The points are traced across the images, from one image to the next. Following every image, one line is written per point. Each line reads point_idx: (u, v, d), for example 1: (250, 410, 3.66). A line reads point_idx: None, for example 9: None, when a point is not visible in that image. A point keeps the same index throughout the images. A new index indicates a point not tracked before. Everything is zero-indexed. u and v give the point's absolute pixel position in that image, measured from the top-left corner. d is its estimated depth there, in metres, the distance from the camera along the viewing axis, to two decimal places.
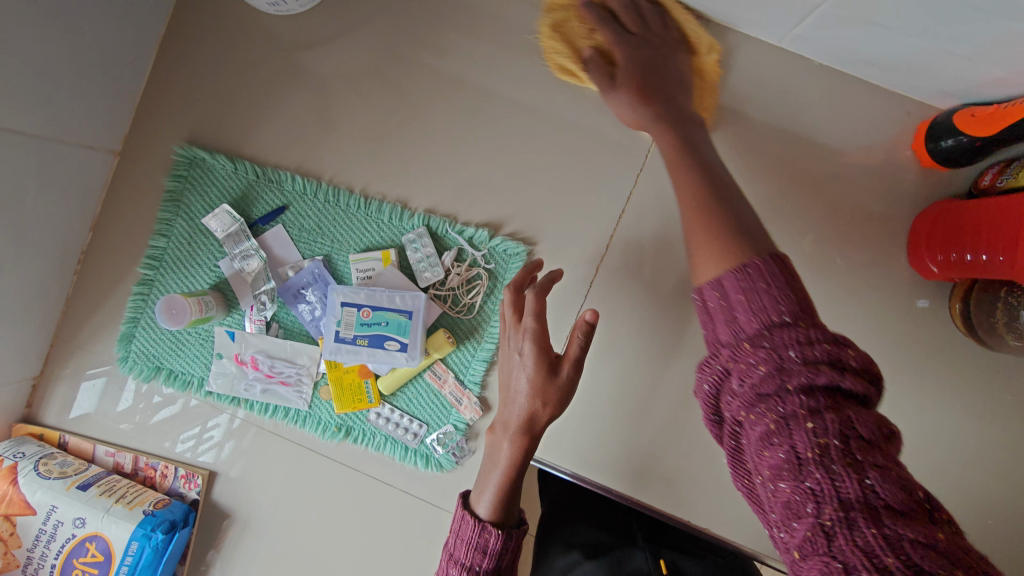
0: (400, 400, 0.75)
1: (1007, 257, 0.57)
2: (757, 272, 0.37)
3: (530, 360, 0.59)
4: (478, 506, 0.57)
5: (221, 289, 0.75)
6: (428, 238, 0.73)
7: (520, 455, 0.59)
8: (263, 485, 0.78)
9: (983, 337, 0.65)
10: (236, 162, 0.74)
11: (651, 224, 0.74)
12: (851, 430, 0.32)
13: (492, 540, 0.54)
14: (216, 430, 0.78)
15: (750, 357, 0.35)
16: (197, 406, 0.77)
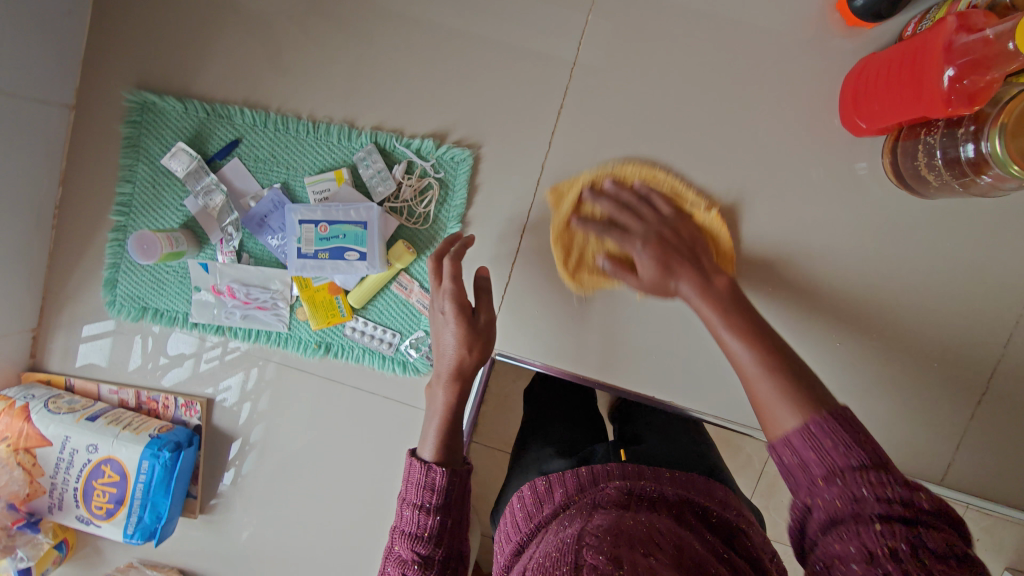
0: (372, 312, 0.80)
1: (912, 91, 0.58)
2: (820, 426, 0.41)
3: (450, 317, 0.68)
4: (424, 451, 0.63)
5: (191, 226, 0.79)
6: (378, 154, 0.76)
7: (453, 399, 0.65)
8: (278, 426, 0.85)
9: (912, 185, 0.68)
10: (185, 101, 0.76)
11: (593, 118, 0.76)
12: (920, 543, 0.35)
13: (438, 478, 0.59)
14: (229, 392, 0.84)
15: (825, 492, 0.39)
16: (207, 372, 0.84)
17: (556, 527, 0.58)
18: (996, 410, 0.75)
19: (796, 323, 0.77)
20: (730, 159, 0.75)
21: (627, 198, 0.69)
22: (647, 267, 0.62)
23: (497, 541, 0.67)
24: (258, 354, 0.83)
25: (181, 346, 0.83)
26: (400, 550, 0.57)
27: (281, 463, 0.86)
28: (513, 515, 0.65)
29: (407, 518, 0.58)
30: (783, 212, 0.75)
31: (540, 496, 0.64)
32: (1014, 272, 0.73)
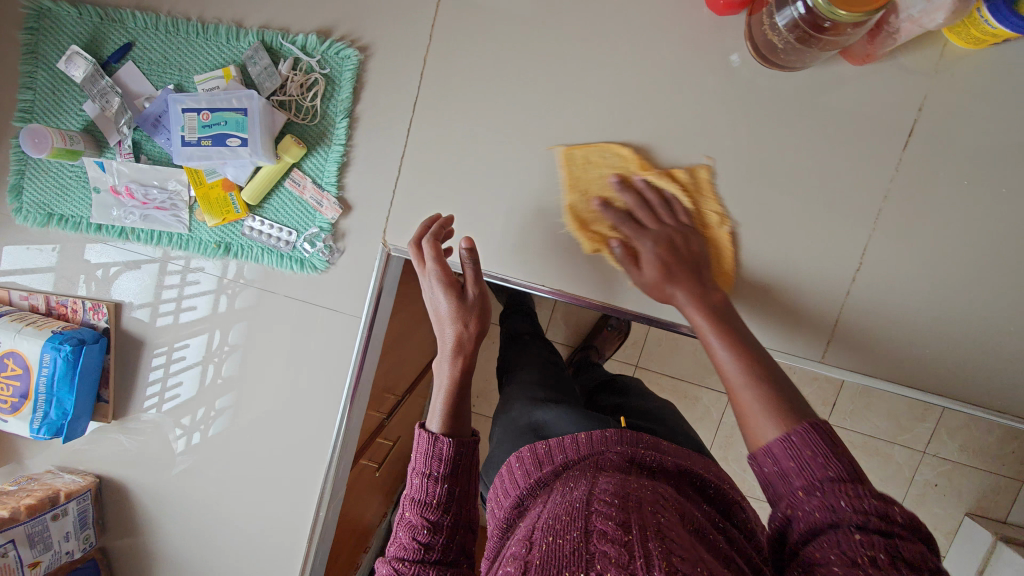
0: (267, 210, 0.82)
1: None
2: (803, 437, 0.47)
3: (439, 290, 0.71)
4: (432, 424, 0.68)
5: (91, 131, 0.82)
6: (264, 52, 0.78)
7: (458, 373, 0.69)
8: (246, 391, 0.89)
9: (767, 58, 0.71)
10: (79, 7, 0.79)
11: (471, 11, 0.78)
12: (897, 551, 0.39)
13: (445, 448, 0.65)
14: (188, 349, 0.88)
15: (807, 503, 0.44)
16: (165, 327, 0.88)
17: (562, 488, 0.59)
18: (868, 285, 0.78)
19: (676, 207, 0.80)
20: (606, 45, 0.77)
21: (653, 204, 0.75)
22: (650, 265, 0.69)
23: (494, 494, 0.71)
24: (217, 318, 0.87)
25: (128, 293, 0.87)
26: (410, 516, 0.63)
27: (249, 422, 0.90)
28: (514, 477, 0.69)
29: (418, 486, 0.64)
30: (657, 98, 0.78)
31: (539, 457, 0.68)
32: (881, 148, 0.75)
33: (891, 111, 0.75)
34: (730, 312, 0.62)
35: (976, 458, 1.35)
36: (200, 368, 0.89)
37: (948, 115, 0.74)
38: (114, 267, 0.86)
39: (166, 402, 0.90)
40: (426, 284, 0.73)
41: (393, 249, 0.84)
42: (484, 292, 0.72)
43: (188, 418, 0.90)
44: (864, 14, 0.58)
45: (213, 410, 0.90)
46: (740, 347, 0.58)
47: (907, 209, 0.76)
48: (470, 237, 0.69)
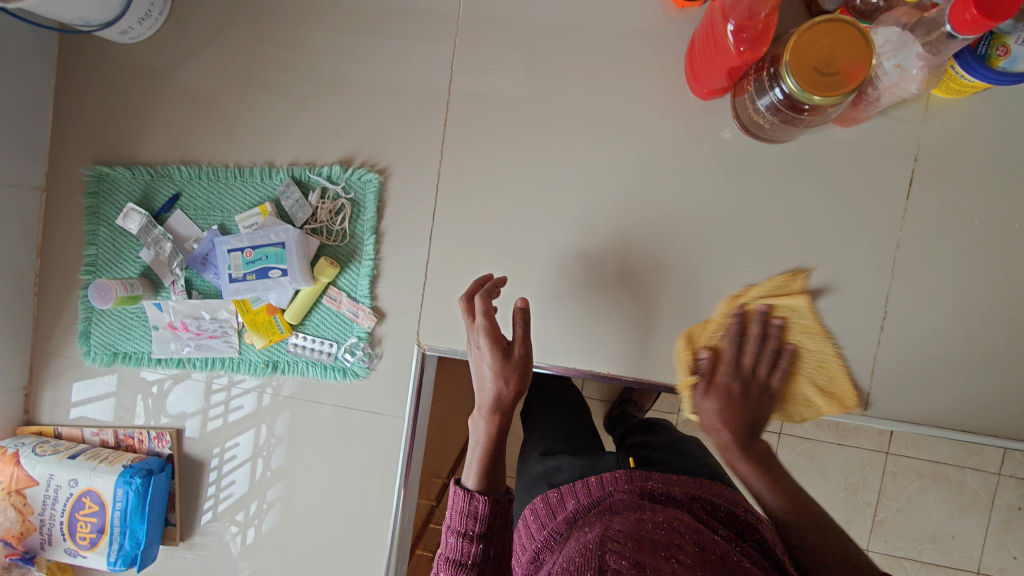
0: (309, 326, 0.88)
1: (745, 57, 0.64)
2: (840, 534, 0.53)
3: (487, 351, 0.71)
4: (467, 480, 0.70)
5: (148, 274, 0.90)
6: (295, 186, 0.86)
7: (495, 431, 0.71)
8: (294, 480, 0.92)
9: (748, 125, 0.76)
10: (133, 168, 0.89)
11: (474, 123, 0.86)
12: None
13: (480, 506, 0.66)
14: (238, 448, 0.92)
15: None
16: (216, 431, 0.92)
17: (577, 532, 0.59)
18: (896, 329, 0.79)
19: (692, 277, 0.83)
20: (602, 138, 0.84)
21: (743, 353, 0.74)
22: (709, 411, 0.71)
23: (517, 551, 0.74)
24: (264, 414, 0.91)
25: (183, 405, 0.92)
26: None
27: (298, 519, 0.92)
28: (530, 528, 0.71)
29: (453, 546, 0.65)
30: (659, 178, 0.83)
31: (552, 507, 0.70)
32: (883, 198, 0.78)
33: (886, 163, 0.78)
34: (770, 456, 0.66)
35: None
36: (249, 464, 0.92)
37: (943, 160, 0.76)
38: (166, 382, 0.92)
39: (221, 502, 0.93)
40: (474, 341, 0.74)
41: (426, 349, 0.88)
42: (529, 352, 0.72)
43: (242, 514, 0.93)
44: (838, 96, 0.61)
45: (265, 502, 0.92)
46: (788, 501, 0.61)
47: (921, 253, 0.78)
48: (525, 297, 0.72)
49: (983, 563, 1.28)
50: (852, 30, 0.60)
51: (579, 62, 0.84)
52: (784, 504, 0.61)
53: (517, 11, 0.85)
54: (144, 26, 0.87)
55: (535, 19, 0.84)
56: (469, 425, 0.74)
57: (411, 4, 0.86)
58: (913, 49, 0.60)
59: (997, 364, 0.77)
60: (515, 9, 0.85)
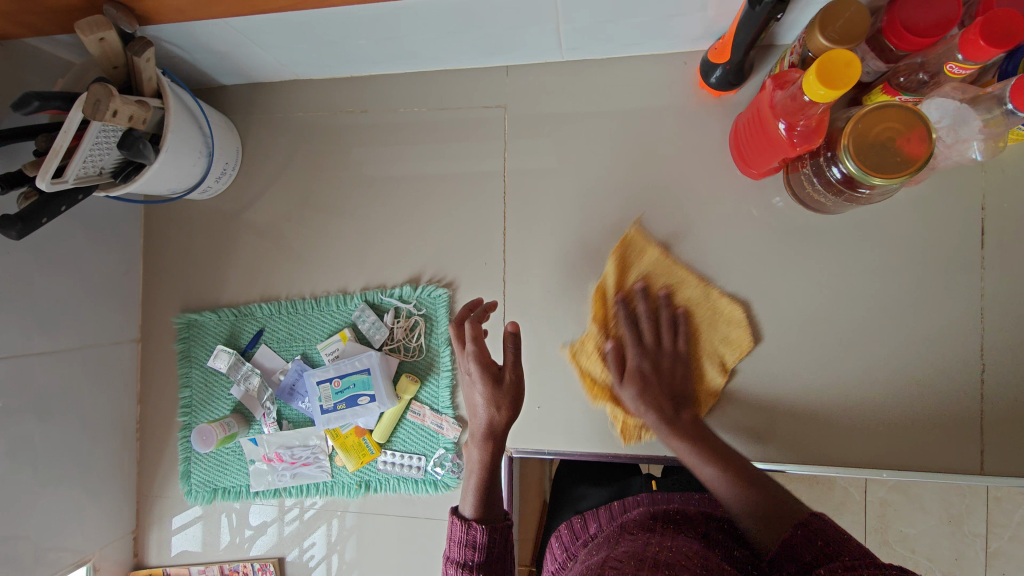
0: (396, 443, 0.90)
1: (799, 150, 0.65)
2: (807, 527, 0.51)
3: (477, 378, 0.70)
4: (465, 508, 0.71)
5: (239, 409, 0.95)
6: (370, 309, 0.91)
7: (489, 459, 0.71)
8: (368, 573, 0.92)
9: (797, 191, 0.77)
10: (218, 311, 0.95)
11: (532, 227, 0.90)
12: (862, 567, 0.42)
13: (478, 535, 0.67)
14: (314, 547, 0.94)
15: (817, 552, 0.46)
16: (291, 534, 0.94)
17: (590, 552, 0.65)
18: (999, 380, 0.76)
19: (772, 350, 0.82)
20: (659, 226, 0.86)
21: (645, 330, 0.82)
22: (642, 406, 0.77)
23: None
24: (333, 507, 0.93)
25: (263, 515, 0.95)
26: None
27: None
28: (556, 551, 0.82)
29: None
30: (722, 257, 0.84)
31: (575, 532, 0.80)
32: (956, 250, 0.77)
33: (952, 214, 0.77)
34: (698, 429, 0.73)
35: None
36: (325, 563, 0.93)
37: (1012, 205, 0.76)
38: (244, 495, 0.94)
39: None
40: (464, 368, 0.72)
41: (513, 452, 0.89)
42: (520, 377, 0.71)
43: None
44: (896, 179, 0.62)
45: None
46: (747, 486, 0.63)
47: (1008, 298, 0.76)
48: (516, 321, 0.68)
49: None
50: (913, 118, 0.60)
51: (625, 158, 0.87)
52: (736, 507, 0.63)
53: (560, 119, 0.89)
54: (221, 183, 0.95)
55: (578, 123, 0.89)
56: (464, 453, 0.75)
57: (458, 127, 0.92)
58: (971, 123, 0.62)
59: None
60: (558, 118, 0.89)
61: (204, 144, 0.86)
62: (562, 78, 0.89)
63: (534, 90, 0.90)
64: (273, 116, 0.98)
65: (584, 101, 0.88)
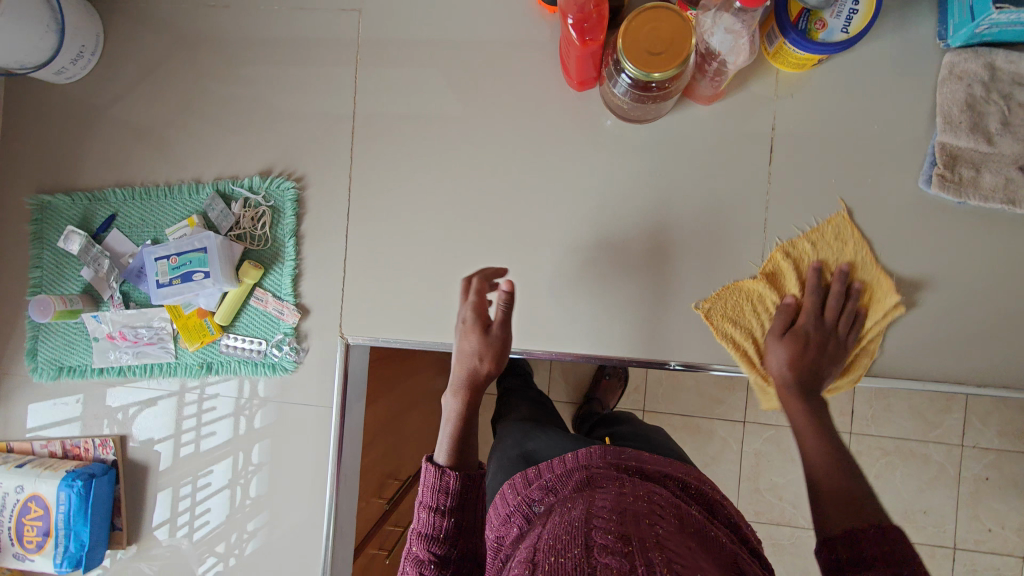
0: (238, 327, 0.94)
1: (587, 43, 0.71)
2: (883, 529, 0.52)
3: (470, 328, 0.78)
4: (438, 455, 0.77)
5: (88, 290, 0.97)
6: (219, 198, 0.94)
7: (464, 409, 0.78)
8: (274, 508, 0.96)
9: (606, 100, 0.83)
10: (72, 194, 0.97)
11: (381, 130, 0.95)
12: None
13: (451, 482, 0.73)
14: (212, 475, 0.97)
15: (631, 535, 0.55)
16: (187, 457, 0.97)
17: (559, 509, 0.64)
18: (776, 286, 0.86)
19: (587, 252, 0.90)
20: (496, 136, 0.92)
21: (828, 313, 0.82)
22: (778, 356, 0.81)
23: (488, 515, 0.79)
24: (239, 443, 0.96)
25: (116, 397, 0.97)
26: (418, 550, 0.71)
27: (281, 538, 0.96)
28: (503, 501, 0.74)
29: (425, 520, 0.72)
30: (551, 167, 0.91)
31: (527, 475, 0.78)
32: (750, 168, 0.86)
33: (746, 135, 0.86)
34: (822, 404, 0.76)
35: (1018, 442, 1.31)
36: (228, 491, 0.96)
37: (797, 130, 0.85)
38: (131, 408, 0.97)
39: (197, 530, 0.97)
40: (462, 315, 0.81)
41: (350, 340, 0.94)
42: (505, 335, 0.78)
43: (223, 544, 0.97)
44: (672, 70, 0.68)
45: (246, 532, 0.96)
46: (824, 440, 0.67)
47: (788, 214, 0.86)
48: (512, 281, 0.76)
49: (958, 536, 1.33)
50: (673, 16, 0.68)
51: (470, 69, 0.93)
52: (830, 492, 0.59)
53: (412, 27, 0.94)
54: (78, 66, 0.96)
55: (429, 33, 0.94)
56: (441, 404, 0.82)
57: (319, 30, 0.96)
58: (727, 23, 0.68)
59: (871, 314, 0.85)
60: (410, 26, 0.94)
61: (52, 18, 0.87)
62: None
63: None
64: (137, 6, 0.99)
65: (435, 11, 0.93)
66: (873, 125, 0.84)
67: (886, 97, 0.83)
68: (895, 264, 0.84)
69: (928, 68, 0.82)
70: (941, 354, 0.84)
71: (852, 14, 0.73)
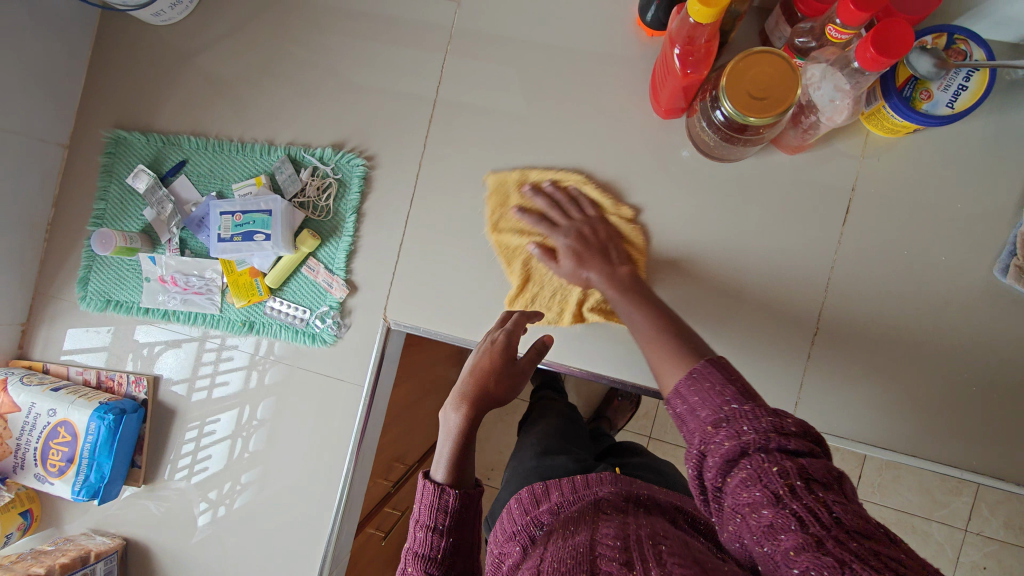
0: (286, 292, 0.95)
1: (688, 75, 0.71)
2: (703, 373, 0.51)
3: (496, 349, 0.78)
4: (437, 473, 0.71)
5: (147, 231, 0.98)
6: (289, 163, 0.95)
7: (466, 425, 0.72)
8: (270, 466, 0.97)
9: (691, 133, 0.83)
10: (148, 134, 0.99)
11: (458, 123, 0.95)
12: (824, 503, 0.39)
13: (450, 500, 0.68)
14: (218, 424, 0.98)
15: (716, 436, 0.46)
16: (200, 402, 0.99)
17: (562, 532, 0.60)
18: (825, 347, 0.86)
19: (641, 277, 0.90)
20: (571, 148, 0.92)
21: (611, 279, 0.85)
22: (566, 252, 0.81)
23: (494, 535, 0.75)
24: (249, 397, 0.97)
25: (154, 339, 0.99)
26: (414, 570, 0.66)
27: (272, 499, 0.97)
28: (511, 515, 0.74)
29: (421, 539, 0.67)
30: (620, 187, 0.91)
31: (536, 496, 0.74)
32: (821, 223, 0.85)
33: (823, 191, 0.85)
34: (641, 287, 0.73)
35: None
36: (229, 442, 0.98)
37: (876, 194, 0.84)
38: (157, 346, 0.99)
39: (195, 474, 0.99)
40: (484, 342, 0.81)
41: (392, 324, 0.95)
42: (524, 374, 0.77)
43: (215, 492, 0.98)
44: (770, 117, 0.68)
45: (238, 484, 0.98)
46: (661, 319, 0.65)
47: (851, 276, 0.85)
48: (550, 336, 0.79)
49: None
50: (781, 62, 0.67)
51: (556, 78, 0.93)
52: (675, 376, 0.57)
53: (506, 26, 0.94)
54: (175, 11, 0.98)
55: (522, 35, 0.94)
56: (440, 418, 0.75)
57: (413, 13, 0.96)
58: (835, 80, 0.68)
59: (919, 392, 0.83)
60: (504, 24, 0.94)
61: None
62: None
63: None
64: None
65: (532, 15, 0.93)
66: (954, 203, 0.82)
67: (974, 177, 0.82)
68: (951, 345, 0.83)
69: (1023, 154, 0.81)
70: (988, 447, 0.82)
71: (960, 90, 0.72)
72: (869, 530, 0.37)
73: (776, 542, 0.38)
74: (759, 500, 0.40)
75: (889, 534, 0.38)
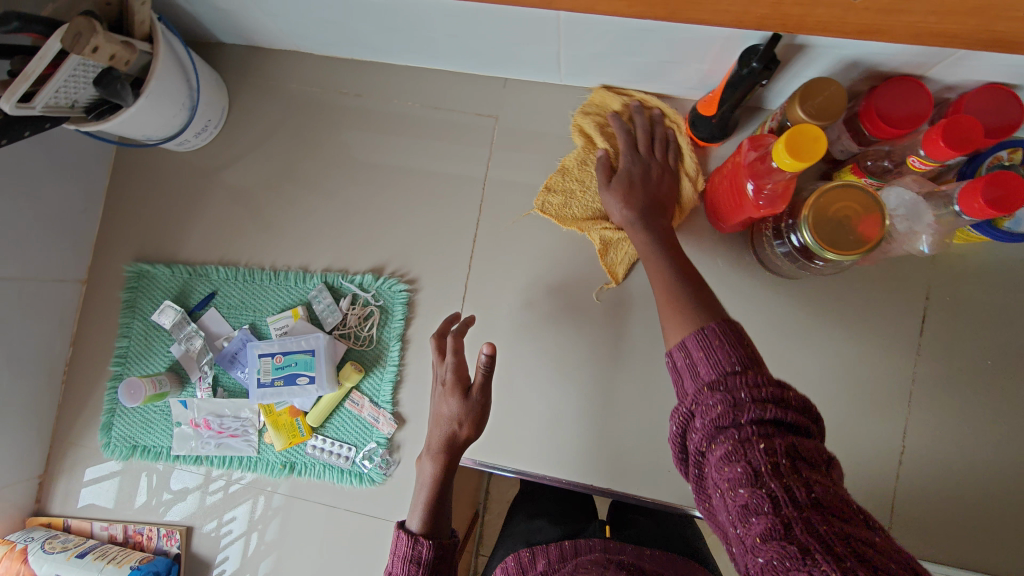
0: (329, 429, 0.89)
1: (764, 209, 0.67)
2: (716, 332, 0.49)
3: (450, 388, 0.74)
4: (412, 523, 0.70)
5: (175, 368, 0.92)
6: (328, 291, 0.90)
7: (441, 473, 0.72)
8: (286, 556, 0.89)
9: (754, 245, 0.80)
10: (173, 266, 0.93)
11: (501, 239, 0.90)
12: (810, 491, 0.38)
13: (424, 551, 0.66)
14: (234, 522, 0.91)
15: (711, 399, 0.44)
16: (214, 505, 0.91)
17: None
18: (915, 467, 0.80)
19: None
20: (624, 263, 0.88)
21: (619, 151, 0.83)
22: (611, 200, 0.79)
23: None
24: (264, 484, 0.90)
25: (186, 483, 0.92)
26: None
27: None
28: None
29: None
30: None
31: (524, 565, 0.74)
32: (894, 333, 0.82)
33: (897, 299, 0.81)
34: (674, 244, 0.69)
35: None
36: (244, 539, 0.90)
37: (951, 302, 0.81)
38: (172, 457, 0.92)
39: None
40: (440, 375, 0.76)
41: None
42: (487, 401, 0.74)
43: None
44: (853, 256, 0.64)
45: None
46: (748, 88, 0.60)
47: (934, 387, 0.80)
48: (494, 342, 0.69)
49: None
50: (863, 197, 0.64)
51: None
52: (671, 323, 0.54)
53: (545, 137, 0.91)
54: (198, 138, 0.93)
55: (564, 146, 0.90)
56: (418, 466, 0.75)
57: (447, 127, 0.93)
58: (924, 218, 0.66)
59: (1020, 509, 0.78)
60: (544, 136, 0.91)
61: (188, 97, 0.85)
62: (555, 100, 0.90)
63: (525, 105, 0.91)
64: (267, 82, 0.96)
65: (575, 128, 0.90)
66: None
67: None
68: None
69: None
70: None
71: None
72: (850, 514, 0.37)
73: (749, 525, 0.38)
74: (762, 529, 0.37)
75: (868, 520, 0.37)
